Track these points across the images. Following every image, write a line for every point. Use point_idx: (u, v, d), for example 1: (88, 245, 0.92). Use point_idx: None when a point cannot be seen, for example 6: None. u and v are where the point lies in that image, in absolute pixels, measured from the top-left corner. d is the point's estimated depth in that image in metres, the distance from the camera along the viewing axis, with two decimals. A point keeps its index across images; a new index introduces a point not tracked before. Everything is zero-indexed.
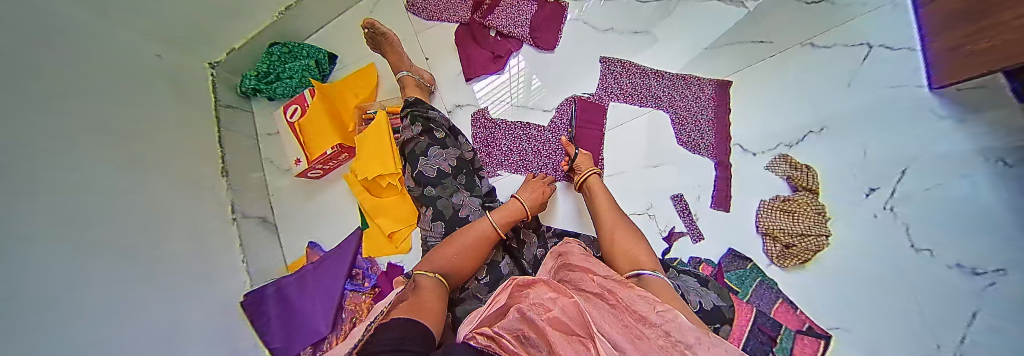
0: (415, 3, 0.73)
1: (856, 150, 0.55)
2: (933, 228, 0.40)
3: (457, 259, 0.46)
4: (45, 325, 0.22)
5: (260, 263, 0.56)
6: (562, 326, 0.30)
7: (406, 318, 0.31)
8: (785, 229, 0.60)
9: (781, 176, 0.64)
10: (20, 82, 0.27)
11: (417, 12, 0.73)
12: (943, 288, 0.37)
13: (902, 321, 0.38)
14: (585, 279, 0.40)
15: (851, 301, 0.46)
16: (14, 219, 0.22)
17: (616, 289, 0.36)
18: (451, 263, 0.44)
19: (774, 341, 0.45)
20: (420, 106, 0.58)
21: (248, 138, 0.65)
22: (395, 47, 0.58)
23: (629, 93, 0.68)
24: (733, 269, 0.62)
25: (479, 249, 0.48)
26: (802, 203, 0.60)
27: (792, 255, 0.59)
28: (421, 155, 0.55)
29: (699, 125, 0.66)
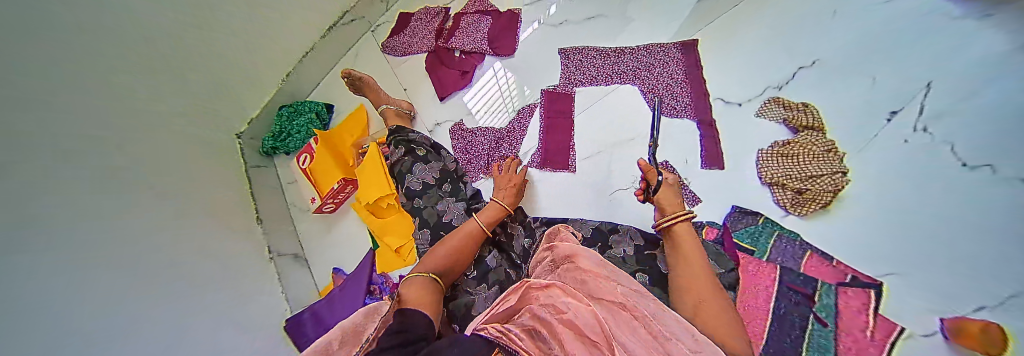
0: (388, 45, 0.86)
1: (865, 80, 0.56)
2: (967, 137, 0.47)
3: (448, 257, 0.49)
4: (42, 329, 0.25)
5: (295, 291, 0.66)
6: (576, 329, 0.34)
7: (415, 310, 0.35)
8: (792, 174, 0.55)
9: (774, 120, 0.60)
10: (11, 84, 0.30)
11: (391, 52, 0.85)
12: (982, 207, 0.43)
13: (931, 256, 0.44)
14: (603, 286, 0.41)
15: (870, 244, 0.48)
16: (13, 237, 0.25)
17: (640, 301, 0.38)
18: (444, 262, 0.48)
19: (813, 299, 0.46)
20: (402, 131, 0.65)
21: (273, 188, 0.78)
22: (373, 87, 0.67)
23: (591, 76, 0.71)
24: (742, 226, 0.57)
25: (466, 247, 0.51)
26: (803, 145, 0.56)
27: (809, 200, 0.54)
28: (407, 173, 0.62)
29: (671, 88, 0.66)
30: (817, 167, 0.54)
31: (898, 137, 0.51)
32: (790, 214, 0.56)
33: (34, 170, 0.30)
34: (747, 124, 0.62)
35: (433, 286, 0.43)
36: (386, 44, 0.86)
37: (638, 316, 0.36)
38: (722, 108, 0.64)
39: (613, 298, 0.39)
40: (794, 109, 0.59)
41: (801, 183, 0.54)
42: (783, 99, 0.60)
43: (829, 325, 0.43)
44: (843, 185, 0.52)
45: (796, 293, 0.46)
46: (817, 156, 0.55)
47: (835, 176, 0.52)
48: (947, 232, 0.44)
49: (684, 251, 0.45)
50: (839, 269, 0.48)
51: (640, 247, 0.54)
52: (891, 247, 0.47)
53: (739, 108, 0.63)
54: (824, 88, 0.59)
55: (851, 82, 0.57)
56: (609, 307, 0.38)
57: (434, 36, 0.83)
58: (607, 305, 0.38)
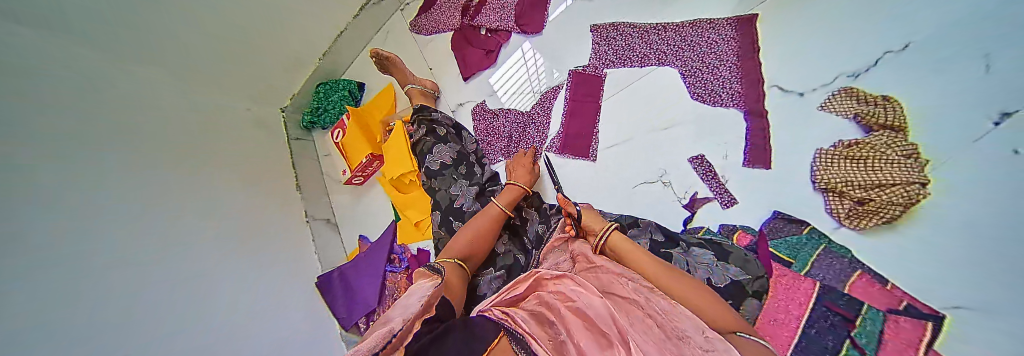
0: (418, 24, 0.88)
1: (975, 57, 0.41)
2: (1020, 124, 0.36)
3: (471, 244, 0.50)
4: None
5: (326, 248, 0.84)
6: (588, 320, 0.36)
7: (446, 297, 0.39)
8: (852, 180, 0.46)
9: (844, 115, 0.50)
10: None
11: (419, 31, 0.87)
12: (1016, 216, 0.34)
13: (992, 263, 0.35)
14: (615, 283, 0.41)
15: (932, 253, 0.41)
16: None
17: (652, 298, 0.37)
18: (469, 249, 0.49)
19: (853, 325, 0.39)
20: (425, 111, 0.67)
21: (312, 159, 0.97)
22: (399, 66, 0.67)
23: (625, 57, 0.65)
24: (782, 235, 0.52)
25: (486, 231, 0.52)
26: (877, 145, 0.46)
27: (870, 214, 0.45)
28: (428, 153, 0.64)
29: (719, 73, 0.57)
30: (887, 174, 0.44)
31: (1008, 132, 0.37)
32: (843, 226, 0.49)
33: (22, 158, 0.38)
34: (806, 119, 0.54)
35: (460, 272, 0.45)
36: (416, 22, 0.88)
37: (651, 314, 0.34)
38: (780, 98, 0.57)
39: (627, 293, 0.39)
40: (872, 103, 0.48)
41: (864, 192, 0.45)
42: (858, 90, 0.50)
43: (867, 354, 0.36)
44: (919, 197, 0.42)
45: (838, 315, 0.40)
46: (897, 160, 0.44)
47: (908, 186, 0.42)
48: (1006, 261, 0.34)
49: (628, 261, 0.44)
50: (894, 295, 0.41)
51: (657, 244, 0.52)
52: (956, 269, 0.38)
53: (799, 98, 0.55)
54: (916, 76, 0.46)
55: (960, 61, 0.42)
56: (623, 304, 0.38)
57: (461, 13, 0.82)
58: (620, 300, 0.39)
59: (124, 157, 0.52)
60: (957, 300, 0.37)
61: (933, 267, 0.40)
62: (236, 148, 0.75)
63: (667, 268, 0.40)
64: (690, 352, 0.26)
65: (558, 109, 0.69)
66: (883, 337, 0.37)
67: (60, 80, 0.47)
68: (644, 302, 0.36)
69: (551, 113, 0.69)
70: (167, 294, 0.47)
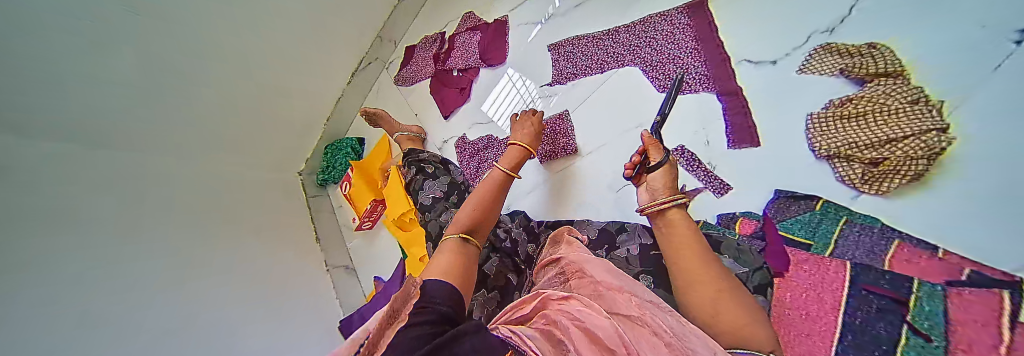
0: (400, 78, 0.99)
1: None
2: None
3: (472, 217, 0.49)
4: None
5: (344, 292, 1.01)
6: (594, 341, 0.31)
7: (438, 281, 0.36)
8: (856, 140, 0.41)
9: (830, 73, 0.46)
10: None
11: (402, 83, 0.98)
12: None
13: None
14: (617, 299, 0.37)
15: (992, 213, 0.33)
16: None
17: (653, 311, 0.33)
18: (472, 220, 0.47)
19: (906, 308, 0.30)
20: (413, 153, 0.73)
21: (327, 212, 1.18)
22: (386, 119, 0.77)
23: (586, 66, 0.67)
24: (794, 215, 0.45)
25: (486, 203, 0.51)
26: (872, 98, 0.41)
27: (889, 174, 0.39)
28: (419, 190, 0.68)
29: (681, 61, 0.56)
30: (892, 126, 0.38)
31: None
32: (863, 193, 0.42)
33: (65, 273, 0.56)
34: (785, 85, 0.49)
35: (464, 250, 0.44)
36: (399, 77, 0.99)
37: (658, 331, 0.30)
38: (750, 72, 0.52)
39: (628, 309, 0.35)
40: (857, 54, 0.43)
41: (874, 152, 0.39)
42: (836, 45, 0.46)
43: (934, 340, 0.27)
44: (942, 145, 0.36)
45: (884, 298, 0.32)
46: (904, 109, 0.38)
47: (926, 135, 0.36)
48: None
49: (676, 235, 0.43)
50: (948, 268, 0.33)
51: (647, 247, 0.48)
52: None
53: (773, 66, 0.51)
54: (902, 18, 0.41)
55: None
56: (625, 320, 0.34)
57: (434, 60, 0.92)
58: (625, 319, 0.34)
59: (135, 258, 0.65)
60: None
61: (991, 229, 0.32)
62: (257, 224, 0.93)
63: (714, 260, 0.37)
64: None
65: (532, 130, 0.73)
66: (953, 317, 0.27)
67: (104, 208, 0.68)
68: (646, 317, 0.32)
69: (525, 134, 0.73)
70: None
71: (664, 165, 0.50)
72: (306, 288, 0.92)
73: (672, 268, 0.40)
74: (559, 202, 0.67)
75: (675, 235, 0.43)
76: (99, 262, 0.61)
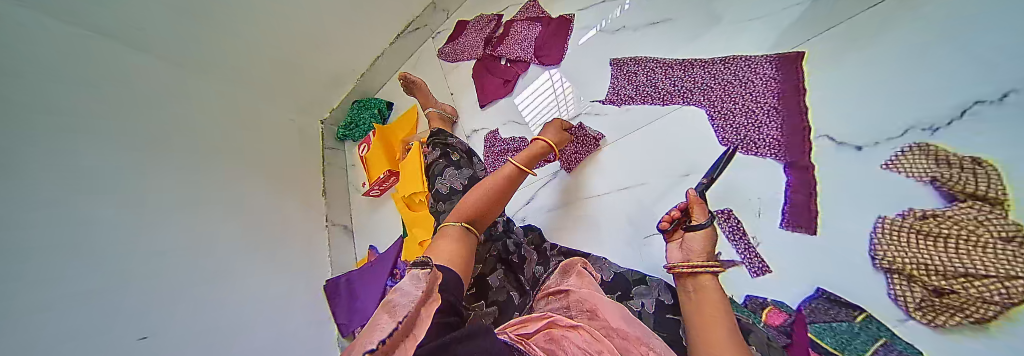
0: (445, 52, 0.97)
1: None
2: None
3: (478, 202, 0.48)
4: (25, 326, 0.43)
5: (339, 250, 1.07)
6: None
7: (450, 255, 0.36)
8: (926, 264, 0.34)
9: (918, 178, 0.37)
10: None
11: (446, 58, 0.96)
12: None
13: None
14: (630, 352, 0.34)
15: None
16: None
17: None
18: (477, 207, 0.46)
19: None
20: (441, 135, 0.69)
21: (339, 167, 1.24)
22: (423, 90, 0.73)
23: (646, 92, 0.62)
24: (827, 320, 0.42)
25: (497, 192, 0.50)
26: (953, 222, 0.32)
27: (956, 310, 0.32)
28: (437, 175, 0.65)
29: (756, 116, 0.51)
30: (969, 262, 0.30)
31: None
32: (913, 319, 0.36)
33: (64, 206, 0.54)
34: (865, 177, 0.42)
35: (468, 236, 0.42)
36: (444, 51, 0.97)
37: None
38: (829, 152, 0.45)
39: None
40: (956, 166, 0.34)
41: (942, 281, 0.32)
42: (938, 148, 0.36)
43: None
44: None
45: None
46: (989, 245, 0.30)
47: (1006, 283, 0.28)
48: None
49: (706, 304, 0.39)
50: None
51: (664, 308, 0.46)
52: None
53: (856, 152, 0.43)
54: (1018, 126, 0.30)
55: None
56: None
57: (484, 43, 0.88)
58: None
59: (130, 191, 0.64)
60: None
61: None
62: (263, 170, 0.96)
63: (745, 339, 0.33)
64: None
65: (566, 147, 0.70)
66: None
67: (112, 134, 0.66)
68: None
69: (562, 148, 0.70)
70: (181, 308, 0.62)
71: (706, 229, 0.46)
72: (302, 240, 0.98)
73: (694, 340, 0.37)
74: (564, 228, 0.67)
75: (703, 310, 0.39)
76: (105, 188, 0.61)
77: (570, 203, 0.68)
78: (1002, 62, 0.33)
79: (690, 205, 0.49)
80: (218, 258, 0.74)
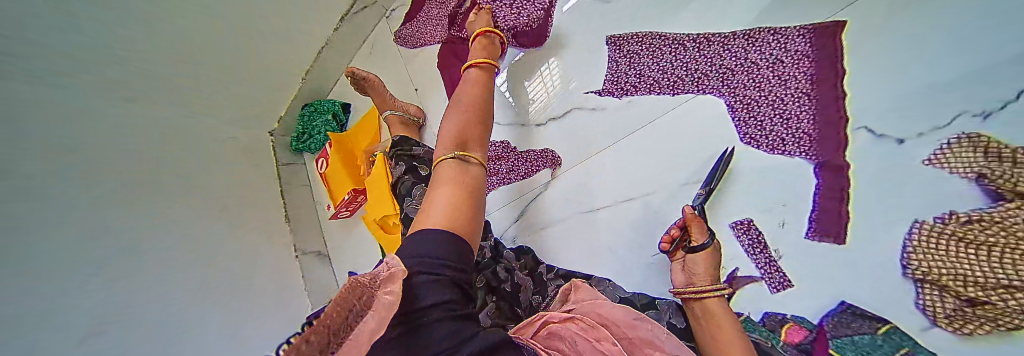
0: (402, 36, 0.79)
1: None
2: None
3: (459, 126, 0.40)
4: None
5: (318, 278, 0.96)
6: None
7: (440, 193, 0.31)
8: (961, 274, 0.29)
9: (963, 173, 0.31)
10: None
11: (404, 43, 0.79)
12: None
13: None
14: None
15: None
16: None
17: None
18: (459, 131, 0.38)
19: None
20: (404, 144, 0.58)
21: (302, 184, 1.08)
22: (377, 89, 0.59)
23: (652, 78, 0.55)
24: (850, 335, 0.37)
25: (472, 113, 0.42)
26: (999, 230, 0.27)
27: (990, 320, 0.28)
28: (406, 195, 0.54)
29: (784, 105, 0.43)
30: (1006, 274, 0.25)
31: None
32: (938, 328, 0.32)
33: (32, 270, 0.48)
34: (906, 180, 0.35)
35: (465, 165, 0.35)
36: (401, 34, 0.80)
37: None
38: (868, 149, 0.38)
39: None
40: (1006, 160, 0.27)
41: (974, 292, 0.28)
42: (988, 138, 0.29)
43: None
44: None
45: None
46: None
47: None
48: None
49: (710, 307, 0.38)
50: None
51: (676, 335, 0.41)
52: None
53: (896, 147, 0.36)
54: None
55: None
56: None
57: (448, 22, 0.70)
58: None
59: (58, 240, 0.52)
60: None
61: None
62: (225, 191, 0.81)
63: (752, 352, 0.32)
64: None
65: (555, 152, 0.64)
66: None
67: (74, 175, 0.56)
68: None
69: (553, 156, 0.63)
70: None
71: (707, 250, 0.41)
72: (269, 270, 0.84)
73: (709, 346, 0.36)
74: (548, 242, 0.62)
75: (714, 321, 0.37)
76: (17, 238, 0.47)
77: (565, 220, 0.60)
78: (987, 50, 0.30)
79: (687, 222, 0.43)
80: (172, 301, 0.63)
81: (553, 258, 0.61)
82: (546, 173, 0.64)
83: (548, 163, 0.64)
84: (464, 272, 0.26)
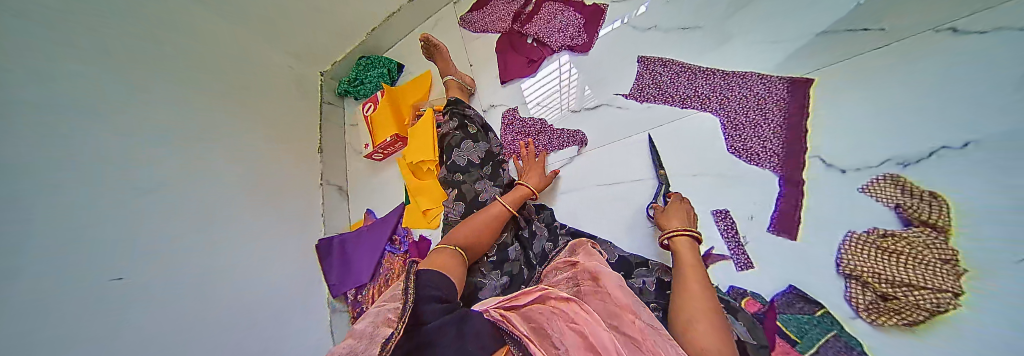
0: (468, 21, 1.02)
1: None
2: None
3: (469, 236, 0.51)
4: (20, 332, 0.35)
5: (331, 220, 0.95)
6: (591, 349, 0.35)
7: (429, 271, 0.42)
8: (882, 274, 0.42)
9: (886, 203, 0.45)
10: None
11: (468, 27, 1.01)
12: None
13: None
14: (623, 319, 0.39)
15: None
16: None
17: (656, 338, 0.35)
18: (468, 240, 0.50)
19: None
20: (460, 105, 0.69)
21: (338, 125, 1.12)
22: (444, 55, 0.72)
23: (666, 93, 0.69)
24: (792, 311, 0.49)
25: (485, 230, 0.53)
26: (913, 245, 0.41)
27: (890, 310, 0.41)
28: (454, 147, 0.65)
29: (760, 129, 0.58)
30: (916, 274, 0.39)
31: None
32: (860, 318, 0.44)
33: (48, 215, 0.42)
34: (843, 199, 0.49)
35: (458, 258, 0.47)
36: (467, 21, 1.02)
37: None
38: (819, 171, 0.53)
39: (634, 331, 0.37)
40: (917, 196, 0.43)
41: (891, 287, 0.41)
42: (908, 180, 0.44)
43: None
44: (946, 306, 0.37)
45: None
46: (929, 264, 0.40)
47: (938, 294, 0.38)
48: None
49: (681, 277, 0.45)
50: None
51: (662, 286, 0.50)
52: None
53: (841, 174, 0.50)
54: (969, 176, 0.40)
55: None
56: (627, 342, 0.36)
57: (511, 19, 0.95)
58: (627, 340, 0.37)
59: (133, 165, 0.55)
60: None
61: None
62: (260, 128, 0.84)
63: (717, 312, 0.39)
64: None
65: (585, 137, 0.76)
66: None
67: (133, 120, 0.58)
68: (647, 345, 0.34)
69: (583, 134, 0.76)
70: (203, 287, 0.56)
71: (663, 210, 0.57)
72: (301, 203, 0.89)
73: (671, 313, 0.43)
74: (562, 206, 0.74)
75: (688, 281, 0.44)
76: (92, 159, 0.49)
77: (582, 190, 0.72)
78: (951, 118, 0.42)
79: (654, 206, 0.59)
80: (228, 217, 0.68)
81: (566, 219, 0.72)
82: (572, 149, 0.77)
83: (577, 142, 0.77)
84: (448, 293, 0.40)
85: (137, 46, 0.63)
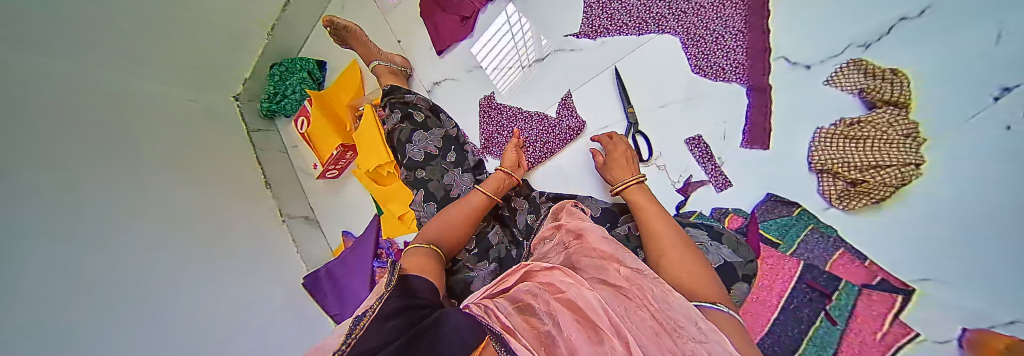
0: None
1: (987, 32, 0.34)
2: (987, 167, 0.33)
3: (445, 230, 0.49)
4: None
5: (310, 250, 0.82)
6: (578, 311, 0.32)
7: (417, 276, 0.38)
8: (850, 160, 0.43)
9: (849, 90, 0.45)
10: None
11: None
12: (975, 233, 0.33)
13: (949, 260, 0.34)
14: (606, 269, 0.38)
15: (929, 247, 0.36)
16: None
17: (642, 283, 0.33)
18: (441, 235, 0.48)
19: (829, 298, 0.41)
20: (397, 92, 0.61)
21: (279, 151, 0.93)
22: (359, 39, 0.62)
23: (619, 22, 0.63)
24: (772, 216, 0.50)
25: (461, 226, 0.51)
26: (877, 126, 0.41)
27: (861, 194, 0.42)
28: (407, 142, 0.59)
29: (722, 41, 0.54)
30: (883, 154, 0.40)
31: (996, 111, 0.32)
32: (833, 207, 0.46)
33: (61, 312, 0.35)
34: (808, 98, 0.48)
35: (435, 258, 0.44)
36: None
37: (641, 303, 0.31)
38: (784, 72, 0.51)
39: (617, 280, 0.36)
40: (879, 77, 0.42)
41: (859, 173, 0.41)
42: (868, 62, 0.43)
43: (837, 323, 0.39)
44: (911, 178, 0.38)
45: (817, 292, 0.41)
46: (893, 142, 0.40)
47: (902, 168, 0.38)
48: (1015, 231, 0.29)
49: (648, 219, 0.45)
50: (868, 269, 0.40)
51: None
52: (936, 266, 0.35)
53: (806, 71, 0.49)
54: (922, 37, 0.39)
55: (967, 35, 0.36)
56: (612, 293, 0.35)
57: None
58: (612, 289, 0.35)
59: (121, 239, 0.46)
60: (926, 272, 0.36)
61: (907, 252, 0.38)
62: (218, 163, 0.72)
63: (686, 243, 0.40)
64: (682, 343, 0.23)
65: (550, 96, 0.70)
66: (854, 314, 0.38)
67: (95, 187, 0.47)
68: (635, 290, 0.33)
69: (549, 95, 0.70)
70: (231, 312, 0.54)
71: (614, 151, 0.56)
72: (280, 242, 0.76)
73: (650, 252, 0.43)
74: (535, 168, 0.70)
75: (651, 223, 0.44)
76: (74, 239, 0.41)
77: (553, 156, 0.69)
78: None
79: (613, 150, 0.57)
80: (236, 269, 0.61)
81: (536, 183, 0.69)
82: (539, 108, 0.71)
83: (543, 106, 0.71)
84: (432, 298, 0.36)
85: (76, 98, 0.50)
